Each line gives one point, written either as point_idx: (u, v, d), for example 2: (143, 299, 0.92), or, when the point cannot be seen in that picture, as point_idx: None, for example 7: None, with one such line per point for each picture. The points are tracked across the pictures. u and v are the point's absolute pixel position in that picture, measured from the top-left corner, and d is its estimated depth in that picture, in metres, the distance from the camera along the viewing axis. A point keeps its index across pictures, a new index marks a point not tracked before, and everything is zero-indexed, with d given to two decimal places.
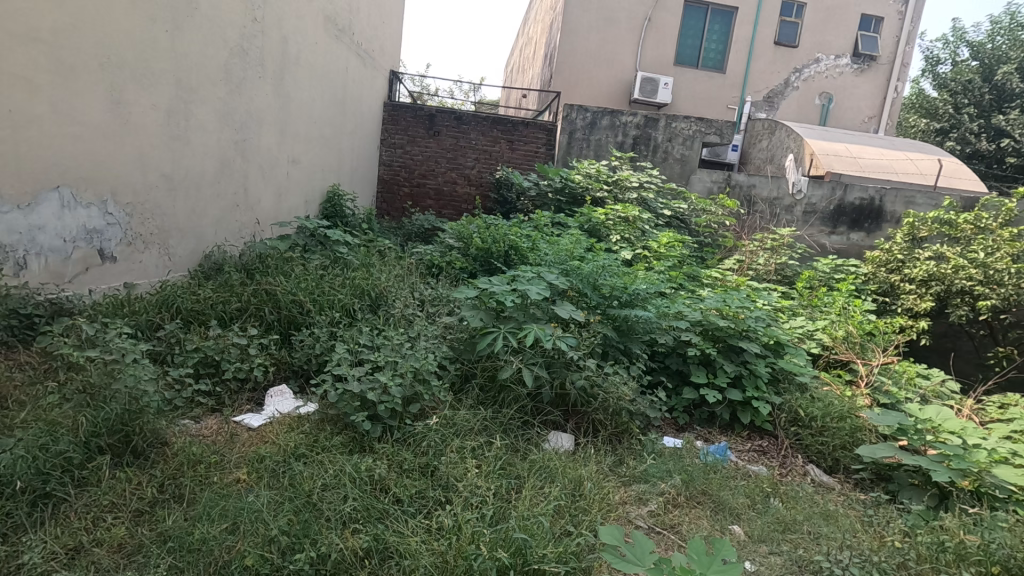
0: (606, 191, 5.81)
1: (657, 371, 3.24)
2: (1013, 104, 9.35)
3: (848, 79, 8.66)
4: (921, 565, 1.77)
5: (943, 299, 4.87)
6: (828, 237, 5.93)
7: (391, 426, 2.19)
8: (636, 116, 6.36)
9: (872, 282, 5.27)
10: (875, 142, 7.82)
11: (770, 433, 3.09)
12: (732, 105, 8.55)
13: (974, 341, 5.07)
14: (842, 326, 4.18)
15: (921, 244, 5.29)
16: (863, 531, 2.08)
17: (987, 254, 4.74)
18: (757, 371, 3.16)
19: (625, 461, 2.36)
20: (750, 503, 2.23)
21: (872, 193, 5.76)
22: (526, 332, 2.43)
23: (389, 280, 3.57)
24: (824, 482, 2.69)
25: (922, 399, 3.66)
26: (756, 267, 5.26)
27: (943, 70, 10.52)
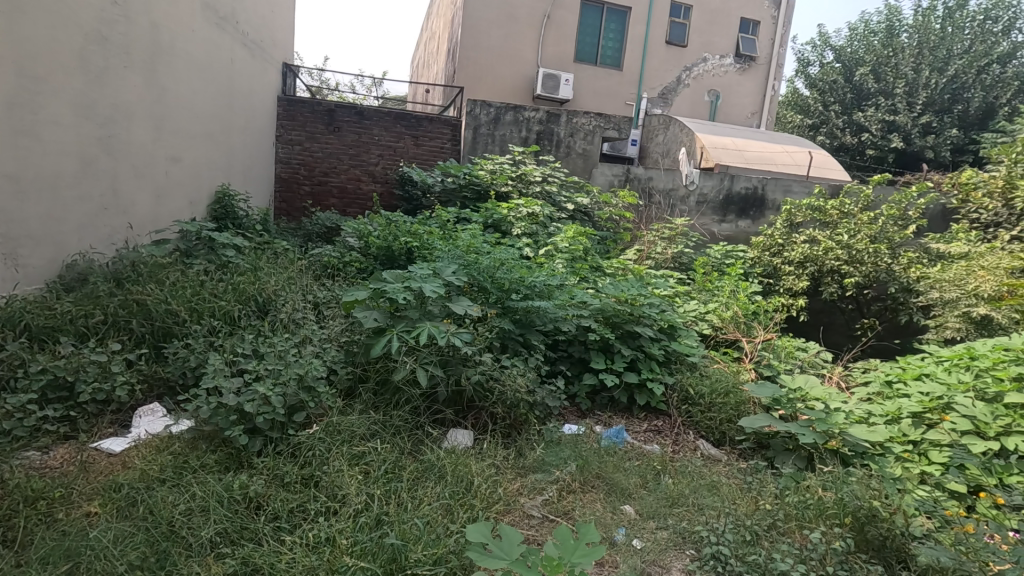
0: (511, 186, 5.82)
1: (560, 360, 3.30)
2: (869, 101, 10.49)
3: (731, 78, 9.30)
4: (788, 524, 1.93)
5: (817, 279, 5.37)
6: (718, 226, 6.33)
7: (272, 438, 2.07)
8: (538, 111, 6.41)
9: (757, 265, 5.67)
10: (756, 136, 8.44)
11: (665, 413, 3.25)
12: (629, 101, 8.91)
13: (844, 315, 5.66)
14: (730, 306, 4.46)
15: (798, 229, 5.72)
16: (741, 496, 2.23)
17: (850, 236, 5.27)
18: (651, 354, 3.31)
19: (523, 452, 2.39)
20: (643, 481, 2.32)
21: (755, 183, 6.23)
22: (419, 330, 2.36)
23: (279, 283, 3.36)
24: (712, 455, 2.87)
25: (799, 369, 4.02)
26: (654, 256, 5.50)
27: (813, 71, 11.55)
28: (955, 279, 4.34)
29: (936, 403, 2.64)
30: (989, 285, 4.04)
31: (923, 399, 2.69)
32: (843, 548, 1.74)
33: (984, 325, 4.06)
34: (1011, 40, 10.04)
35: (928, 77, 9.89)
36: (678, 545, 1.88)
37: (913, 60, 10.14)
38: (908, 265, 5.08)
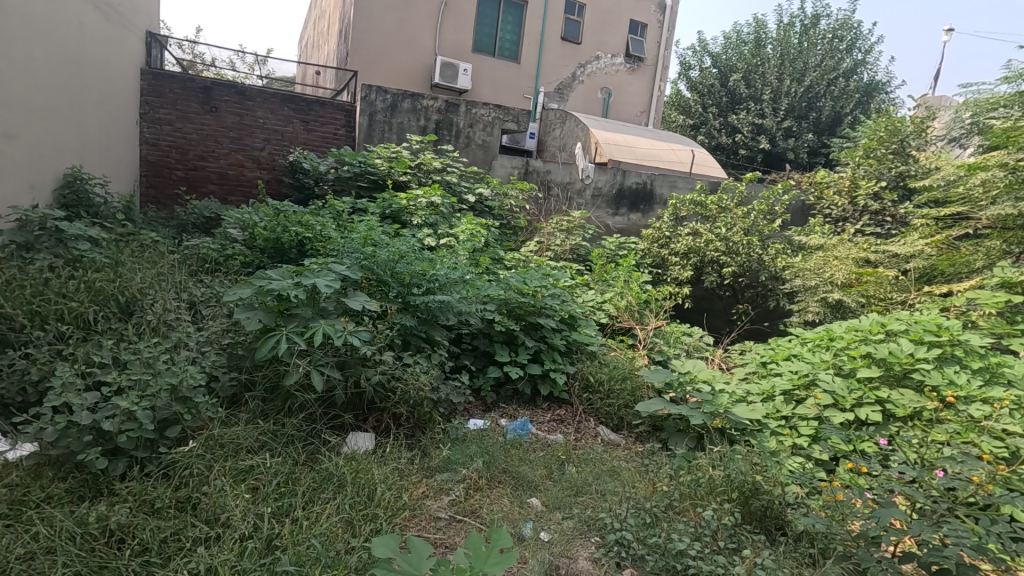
0: (410, 175, 5.63)
1: (464, 354, 3.26)
2: (741, 105, 11.47)
3: (622, 77, 9.72)
4: (682, 503, 2.05)
5: (699, 268, 5.79)
6: (612, 218, 6.59)
7: (139, 459, 1.84)
8: (436, 100, 6.23)
9: (647, 257, 5.98)
10: (645, 133, 8.90)
11: (566, 402, 3.33)
12: (527, 94, 9.02)
13: (722, 301, 6.18)
14: (625, 295, 4.67)
15: (682, 222, 6.10)
16: (639, 479, 2.33)
17: (727, 229, 5.73)
18: (553, 345, 3.37)
19: (428, 452, 2.32)
20: (548, 472, 2.35)
21: (645, 178, 6.57)
22: (311, 331, 2.18)
23: (146, 279, 2.97)
24: (611, 441, 2.98)
25: (686, 354, 4.31)
26: (553, 248, 5.62)
27: (693, 75, 12.39)
28: (815, 268, 4.85)
29: (803, 380, 2.92)
30: (841, 274, 4.57)
31: (793, 377, 2.97)
32: (732, 522, 1.87)
33: (837, 308, 4.60)
34: (854, 58, 11.31)
35: (789, 86, 10.99)
36: (584, 533, 1.91)
37: (777, 70, 11.21)
38: (776, 256, 5.64)
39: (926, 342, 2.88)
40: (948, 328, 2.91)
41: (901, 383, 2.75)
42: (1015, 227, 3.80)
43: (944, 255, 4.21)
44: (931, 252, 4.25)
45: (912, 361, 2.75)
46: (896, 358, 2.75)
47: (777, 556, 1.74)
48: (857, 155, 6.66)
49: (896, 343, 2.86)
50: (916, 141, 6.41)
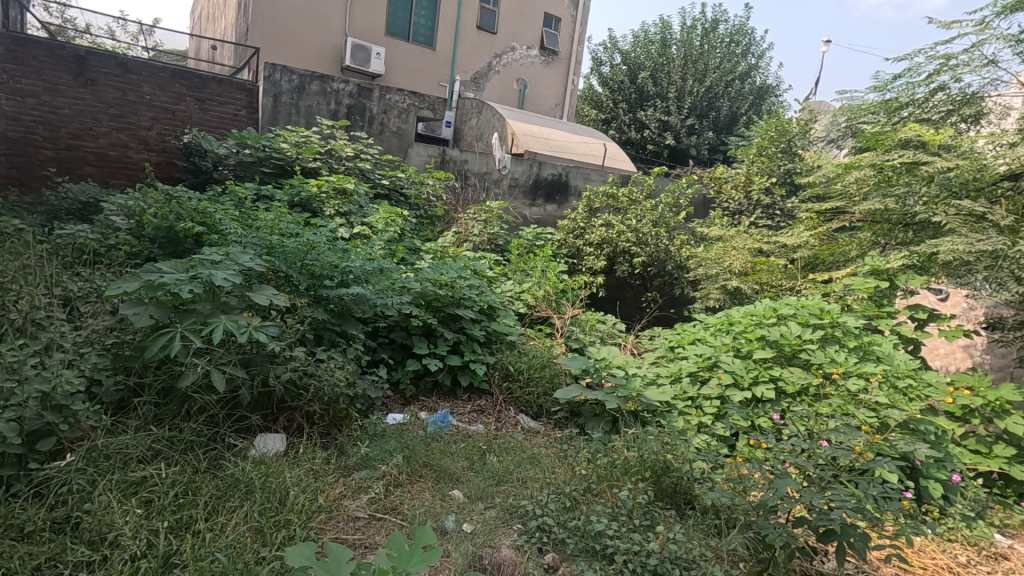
0: (319, 161, 5.35)
1: (381, 348, 3.17)
2: (649, 102, 12.00)
3: (537, 69, 9.83)
4: (600, 485, 2.12)
5: (612, 258, 6.02)
6: (529, 209, 6.63)
7: (5, 477, 1.61)
8: (347, 83, 5.96)
9: (563, 247, 6.11)
10: (560, 125, 9.06)
11: (487, 392, 3.34)
12: (443, 82, 8.86)
13: (633, 289, 6.48)
14: (542, 285, 4.74)
15: (596, 214, 6.29)
16: (559, 464, 2.38)
17: (638, 220, 5.98)
18: (472, 335, 3.37)
19: (345, 450, 2.23)
20: (469, 463, 2.34)
21: (560, 170, 6.69)
22: (211, 327, 2.01)
23: (7, 274, 2.59)
24: (531, 428, 3.02)
25: (600, 341, 4.46)
26: (472, 238, 5.59)
27: (605, 71, 12.79)
28: (715, 258, 5.19)
29: (707, 362, 3.12)
30: (739, 263, 4.95)
31: (698, 360, 3.16)
32: (646, 500, 1.97)
33: (735, 295, 4.98)
34: (748, 62, 12.11)
35: (692, 86, 11.63)
36: (506, 521, 1.93)
37: (681, 70, 11.82)
38: (681, 246, 5.98)
39: (811, 324, 3.16)
40: (829, 311, 3.20)
41: (790, 362, 3.02)
42: (882, 221, 4.25)
43: (825, 246, 4.64)
44: (814, 242, 4.66)
45: (800, 342, 3.01)
46: (787, 340, 3.01)
47: (687, 529, 1.85)
48: (751, 153, 7.19)
49: (787, 327, 3.12)
50: (801, 141, 7.04)
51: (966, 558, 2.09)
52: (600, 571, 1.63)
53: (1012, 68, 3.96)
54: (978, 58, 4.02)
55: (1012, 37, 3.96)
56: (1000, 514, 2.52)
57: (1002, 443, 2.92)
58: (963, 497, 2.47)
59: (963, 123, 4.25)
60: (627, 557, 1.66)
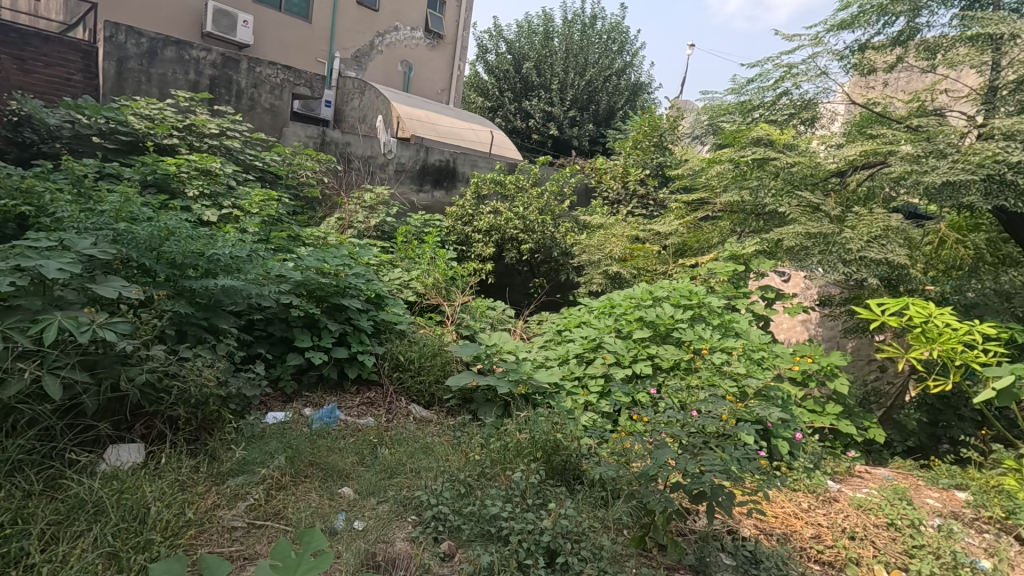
0: (178, 138, 4.78)
1: (257, 342, 2.94)
2: (533, 93, 12.27)
3: (422, 52, 9.61)
4: (493, 469, 2.15)
5: (500, 245, 6.11)
6: (416, 195, 6.49)
7: None
8: (209, 52, 5.37)
9: (452, 234, 6.07)
10: (446, 110, 8.95)
11: (377, 383, 3.25)
12: (321, 58, 8.30)
13: (521, 276, 6.67)
14: (431, 272, 4.67)
15: (484, 201, 6.31)
16: (452, 452, 2.37)
17: (524, 208, 6.11)
18: (359, 326, 3.23)
19: (218, 455, 2.04)
20: (359, 458, 2.27)
21: (447, 156, 6.61)
22: (41, 325, 1.72)
23: None
24: (423, 418, 2.98)
25: (490, 327, 4.51)
26: (357, 224, 5.36)
27: (491, 59, 12.86)
28: (597, 244, 5.46)
29: (591, 343, 3.28)
30: (618, 249, 5.22)
31: (584, 342, 3.31)
32: (539, 480, 2.02)
33: (615, 279, 5.29)
34: (624, 59, 12.74)
35: (573, 78, 12.05)
36: (400, 514, 1.88)
37: (563, 62, 12.20)
38: (566, 233, 6.23)
39: (682, 305, 3.44)
40: (697, 293, 3.49)
41: (665, 341, 3.25)
42: (738, 211, 4.75)
43: (692, 233, 5.07)
44: (683, 230, 5.09)
45: (673, 322, 3.25)
46: (661, 320, 3.24)
47: (577, 503, 1.93)
48: (628, 146, 7.65)
49: (661, 308, 3.36)
50: (671, 136, 7.59)
51: (808, 503, 2.39)
52: (496, 554, 1.62)
53: (839, 80, 4.59)
54: (814, 69, 4.59)
55: (839, 53, 4.57)
56: (832, 463, 2.94)
57: (831, 403, 3.42)
58: (804, 452, 2.86)
59: (802, 125, 4.82)
60: (521, 537, 1.65)
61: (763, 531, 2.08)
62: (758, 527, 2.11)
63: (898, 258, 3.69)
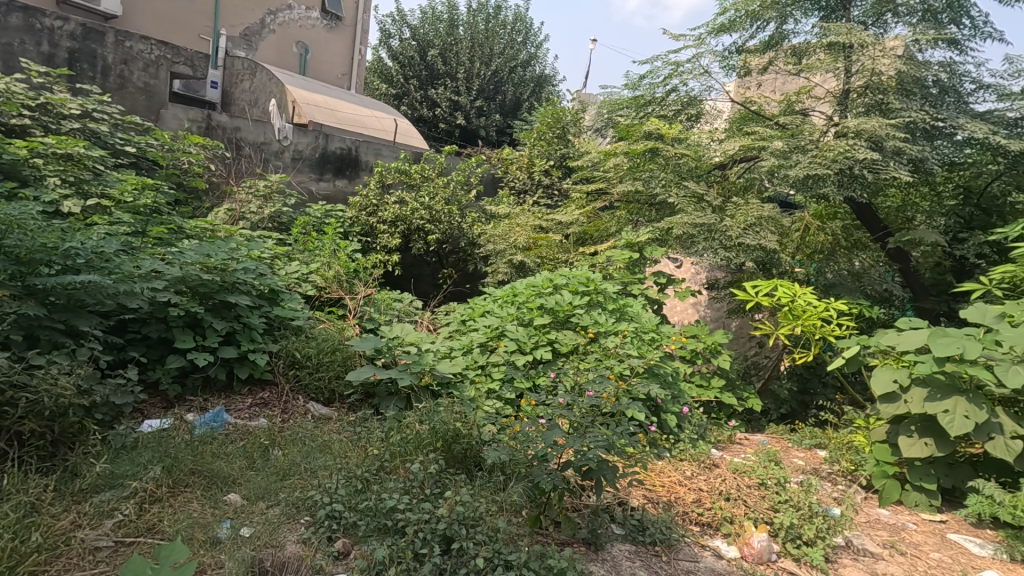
0: (29, 118, 4.22)
1: (131, 345, 2.70)
2: (439, 81, 12.13)
3: (319, 34, 9.14)
4: (393, 461, 2.12)
5: (406, 236, 6.01)
6: (316, 184, 6.17)
7: None
8: (66, 21, 4.75)
9: (355, 225, 5.87)
10: (347, 96, 8.61)
11: (271, 383, 3.08)
12: (205, 35, 7.60)
13: (429, 267, 6.61)
14: (332, 265, 4.49)
15: (389, 190, 6.15)
16: (351, 448, 2.32)
17: (430, 198, 6.05)
18: (251, 324, 3.03)
19: (79, 471, 1.85)
20: (249, 463, 2.15)
21: (349, 144, 6.34)
22: None
23: None
24: (322, 415, 2.87)
25: (397, 319, 4.42)
26: (249, 216, 5.04)
27: (394, 44, 12.54)
28: (502, 234, 5.52)
29: (494, 332, 3.32)
30: (522, 238, 5.31)
31: (487, 331, 3.34)
32: (438, 469, 2.03)
33: (521, 268, 5.38)
34: (530, 51, 12.89)
35: (479, 68, 12.04)
36: (292, 517, 1.81)
37: (469, 51, 12.14)
38: (472, 224, 6.23)
39: (580, 291, 3.56)
40: (594, 280, 3.63)
41: (564, 326, 3.36)
42: (634, 201, 4.99)
43: (592, 223, 5.26)
44: (583, 220, 5.27)
45: (571, 308, 3.36)
46: (560, 306, 3.34)
47: (475, 489, 1.96)
48: (532, 138, 7.78)
49: (560, 295, 3.46)
50: (574, 129, 7.80)
51: (692, 471, 2.60)
52: (391, 548, 1.60)
53: (720, 79, 4.95)
54: (698, 68, 4.92)
55: (720, 54, 4.92)
56: (715, 433, 3.21)
57: (716, 377, 3.72)
58: (690, 424, 3.10)
59: (689, 121, 5.15)
60: (417, 527, 1.65)
61: (650, 501, 2.24)
62: (645, 497, 2.27)
63: (769, 245, 4.07)
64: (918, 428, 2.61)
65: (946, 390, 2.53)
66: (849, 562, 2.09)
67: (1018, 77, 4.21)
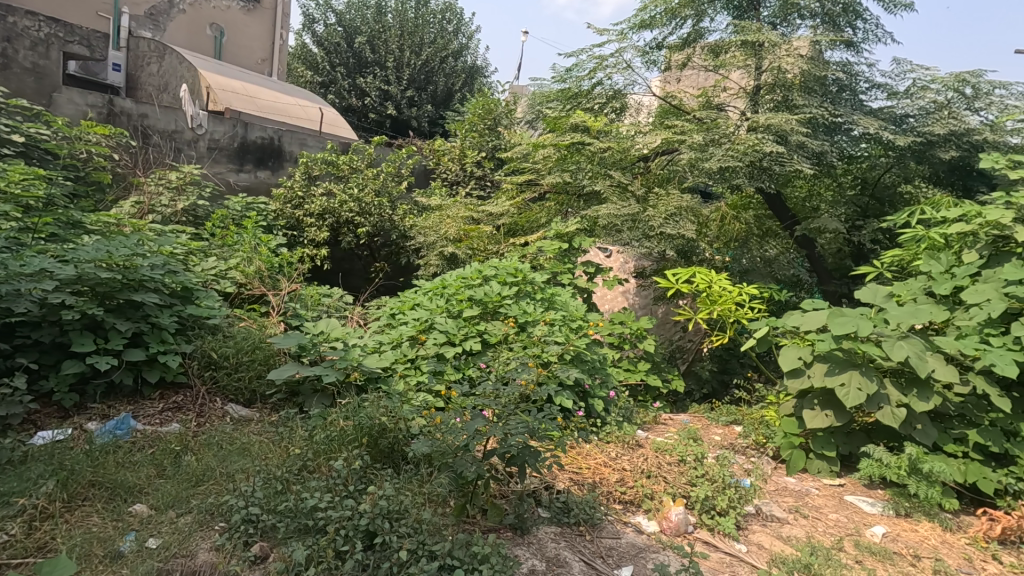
0: None
1: (20, 351, 2.48)
2: (368, 69, 11.83)
3: (235, 16, 8.61)
4: (316, 460, 2.07)
5: (335, 229, 5.84)
6: (235, 175, 5.83)
7: None
8: None
9: (280, 218, 5.62)
10: (268, 82, 8.20)
11: (186, 385, 2.91)
12: (104, 13, 7.01)
13: (361, 260, 6.46)
14: (253, 260, 4.26)
15: (315, 182, 5.93)
16: (271, 449, 2.23)
17: (359, 190, 5.89)
18: (161, 324, 2.84)
19: None
20: (158, 471, 2.03)
21: (271, 133, 6.04)
22: None
23: None
24: (242, 417, 2.74)
25: (325, 315, 4.28)
26: (159, 209, 4.70)
27: (319, 30, 12.07)
28: (433, 225, 5.47)
29: (423, 325, 3.29)
30: (453, 230, 5.27)
31: (417, 325, 3.30)
32: (363, 465, 1.99)
33: (452, 260, 5.35)
34: (461, 41, 12.75)
35: (409, 57, 11.81)
36: (205, 524, 1.73)
37: (398, 40, 11.88)
38: (404, 216, 6.12)
39: (509, 282, 3.59)
40: (522, 270, 3.66)
41: (493, 316, 3.37)
42: (563, 192, 5.08)
43: (522, 214, 5.29)
44: (513, 211, 5.30)
45: (500, 299, 3.38)
46: (489, 297, 3.34)
47: (402, 482, 1.94)
48: (464, 129, 7.73)
49: (489, 287, 3.46)
50: (506, 121, 7.82)
51: (617, 452, 2.69)
52: (311, 548, 1.57)
53: (642, 74, 5.11)
54: (621, 62, 5.06)
55: (642, 49, 5.08)
56: (641, 415, 3.34)
57: (642, 361, 3.87)
58: (616, 408, 3.21)
59: (613, 114, 5.29)
60: (339, 525, 1.62)
61: (576, 483, 2.31)
62: (572, 480, 2.34)
63: (687, 234, 4.27)
64: (820, 401, 2.83)
65: (843, 364, 2.76)
66: (758, 528, 2.25)
67: (903, 78, 4.62)
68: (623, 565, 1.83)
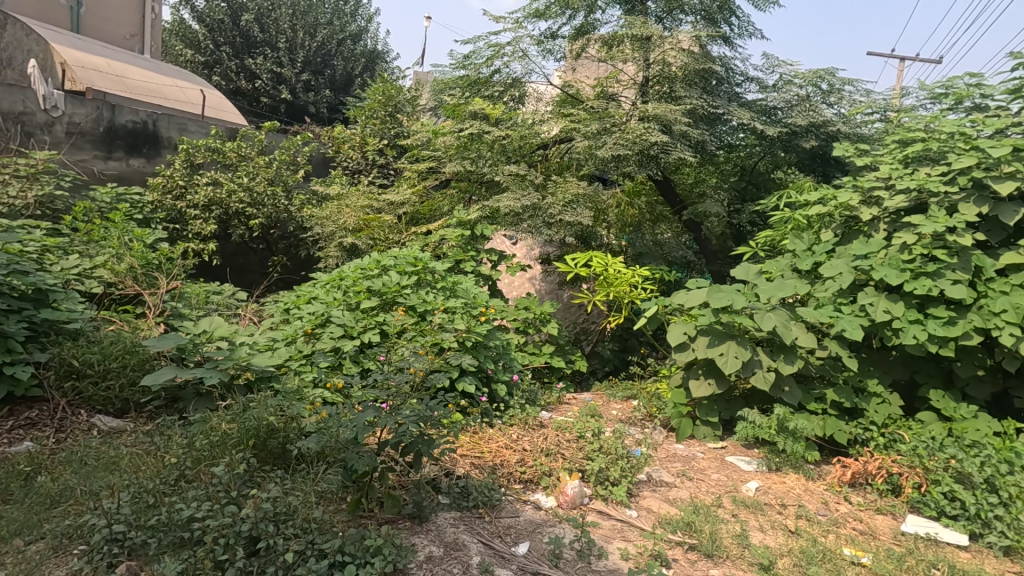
0: None
1: None
2: (257, 50, 11.05)
3: None
4: (196, 468, 1.93)
5: (224, 221, 5.49)
6: (103, 164, 5.23)
7: None
8: None
9: (159, 210, 5.14)
10: (138, 60, 7.42)
11: (42, 399, 2.61)
12: None
13: (256, 254, 6.08)
14: (124, 257, 3.82)
15: (199, 170, 5.45)
16: (145, 460, 2.05)
17: (250, 179, 5.52)
18: (6, 332, 2.52)
19: None
20: (4, 496, 1.81)
21: (143, 116, 5.48)
22: None
23: None
24: (113, 429, 2.50)
25: (213, 314, 3.99)
26: (5, 201, 4.10)
27: (199, 4, 11.07)
28: (331, 215, 5.25)
29: (319, 319, 3.15)
30: (352, 220, 5.07)
31: (312, 319, 3.15)
32: (249, 468, 1.88)
33: (352, 251, 5.19)
34: (359, 23, 12.25)
35: (302, 39, 11.18)
36: (61, 549, 1.57)
37: (290, 18, 11.18)
38: (301, 206, 5.81)
39: (408, 271, 3.51)
40: (422, 259, 3.61)
41: (392, 307, 3.30)
42: (466, 180, 5.07)
43: (425, 202, 5.20)
44: (416, 200, 5.18)
45: (399, 288, 3.31)
46: (387, 288, 3.27)
47: (293, 480, 1.86)
48: (364, 115, 7.44)
49: (388, 277, 3.38)
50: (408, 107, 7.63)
51: (518, 433, 2.75)
52: (186, 561, 1.47)
53: (539, 63, 5.18)
54: (518, 51, 5.10)
55: (537, 38, 5.15)
56: (545, 396, 3.44)
57: (546, 345, 3.98)
58: (519, 391, 3.27)
59: (513, 101, 5.32)
60: (218, 533, 1.52)
61: (477, 467, 2.34)
62: (472, 464, 2.36)
63: (585, 221, 4.43)
64: (703, 372, 3.06)
65: (722, 336, 2.98)
66: (648, 494, 2.40)
67: (772, 71, 5.04)
68: (520, 541, 1.88)
